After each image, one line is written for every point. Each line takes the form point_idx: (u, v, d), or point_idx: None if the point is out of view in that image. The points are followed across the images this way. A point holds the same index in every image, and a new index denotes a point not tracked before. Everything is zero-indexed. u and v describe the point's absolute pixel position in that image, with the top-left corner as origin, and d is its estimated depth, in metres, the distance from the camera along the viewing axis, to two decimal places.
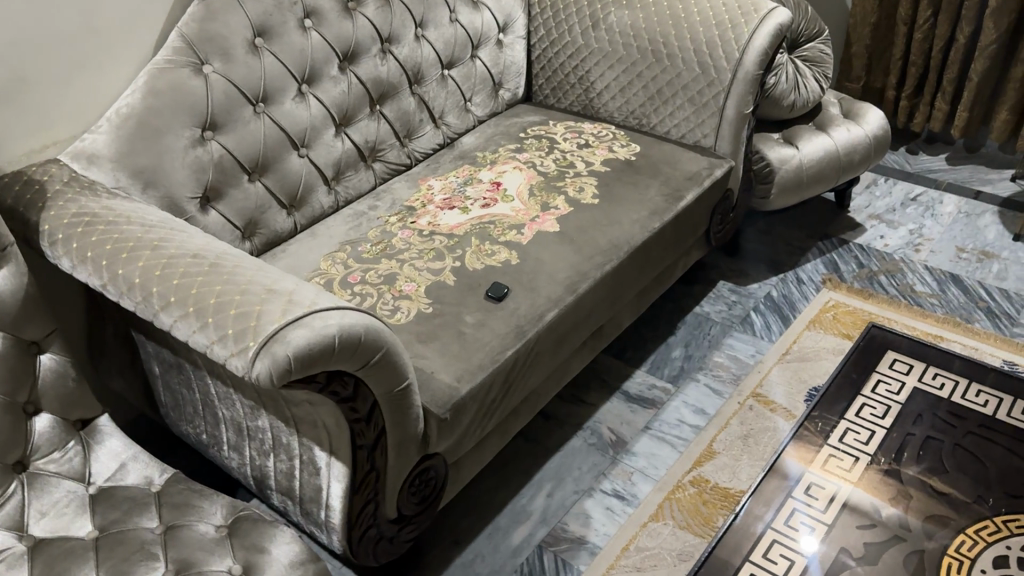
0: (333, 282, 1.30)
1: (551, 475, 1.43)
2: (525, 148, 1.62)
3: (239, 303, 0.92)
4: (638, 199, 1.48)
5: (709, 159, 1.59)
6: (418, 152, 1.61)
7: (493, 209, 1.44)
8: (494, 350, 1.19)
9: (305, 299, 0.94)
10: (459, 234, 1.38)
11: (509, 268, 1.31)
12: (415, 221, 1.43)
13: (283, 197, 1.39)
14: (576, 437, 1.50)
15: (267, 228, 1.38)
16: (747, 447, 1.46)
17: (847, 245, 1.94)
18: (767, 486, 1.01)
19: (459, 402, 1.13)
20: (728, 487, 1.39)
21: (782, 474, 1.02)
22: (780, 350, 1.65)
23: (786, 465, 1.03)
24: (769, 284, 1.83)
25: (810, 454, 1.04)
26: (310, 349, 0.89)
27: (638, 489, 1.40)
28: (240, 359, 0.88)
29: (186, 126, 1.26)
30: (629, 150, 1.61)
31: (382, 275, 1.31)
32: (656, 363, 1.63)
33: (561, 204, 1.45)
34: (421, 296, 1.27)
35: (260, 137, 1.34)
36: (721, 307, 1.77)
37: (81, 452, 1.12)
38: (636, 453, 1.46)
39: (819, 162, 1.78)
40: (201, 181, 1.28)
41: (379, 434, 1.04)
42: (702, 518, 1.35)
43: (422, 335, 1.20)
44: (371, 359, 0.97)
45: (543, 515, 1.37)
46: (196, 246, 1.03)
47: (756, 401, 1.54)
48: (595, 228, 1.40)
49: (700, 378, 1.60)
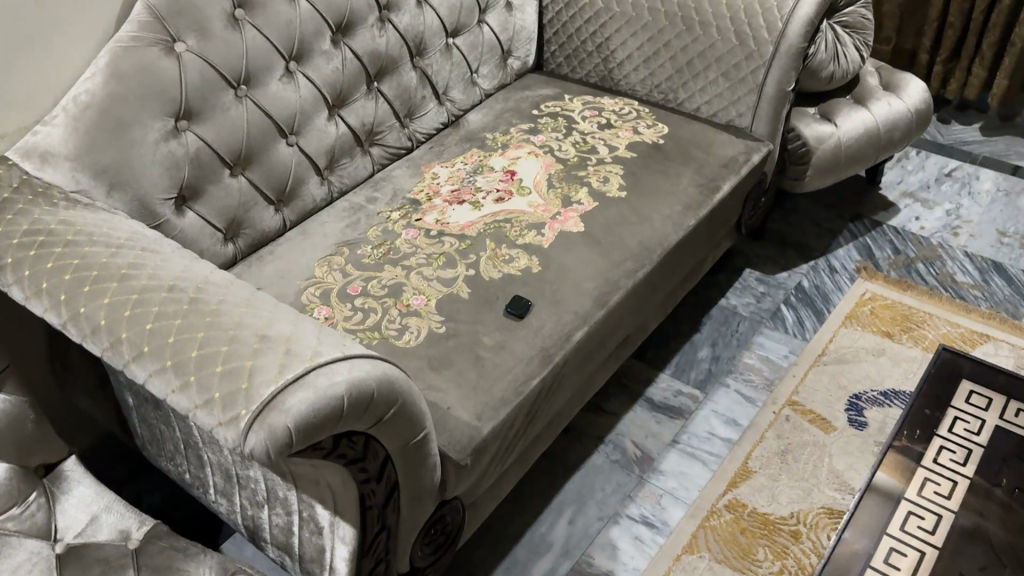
0: (331, 295, 1.15)
1: (572, 498, 1.30)
2: (540, 130, 1.45)
3: (227, 357, 0.77)
4: (670, 191, 1.32)
5: (745, 142, 1.43)
6: (420, 134, 1.44)
7: (508, 204, 1.27)
8: (519, 379, 1.04)
9: (305, 350, 0.78)
10: (472, 235, 1.22)
11: (531, 277, 1.16)
12: (421, 218, 1.26)
13: (269, 191, 1.22)
14: (598, 452, 1.37)
15: (252, 227, 1.22)
16: (785, 465, 1.34)
17: (880, 227, 1.80)
18: (864, 508, 0.92)
19: (480, 444, 0.99)
20: (766, 512, 1.28)
21: (880, 496, 0.93)
22: (815, 352, 1.52)
23: (882, 485, 0.94)
24: (800, 272, 1.69)
25: (904, 475, 0.95)
26: (315, 417, 0.73)
27: (668, 514, 1.28)
28: (230, 431, 0.73)
29: (157, 116, 1.08)
30: (656, 131, 1.45)
31: (387, 285, 1.15)
32: (681, 366, 1.50)
33: (584, 197, 1.29)
34: (433, 311, 1.11)
35: (243, 125, 1.16)
36: (749, 300, 1.63)
37: (45, 505, 0.97)
38: (665, 472, 1.34)
39: (857, 141, 1.62)
40: (176, 178, 1.11)
41: (391, 490, 0.90)
42: (741, 550, 1.23)
43: (435, 361, 1.05)
44: (385, 414, 0.83)
45: (564, 546, 1.24)
46: (173, 276, 0.87)
47: (792, 410, 1.42)
48: (624, 227, 1.25)
49: (730, 383, 1.47)
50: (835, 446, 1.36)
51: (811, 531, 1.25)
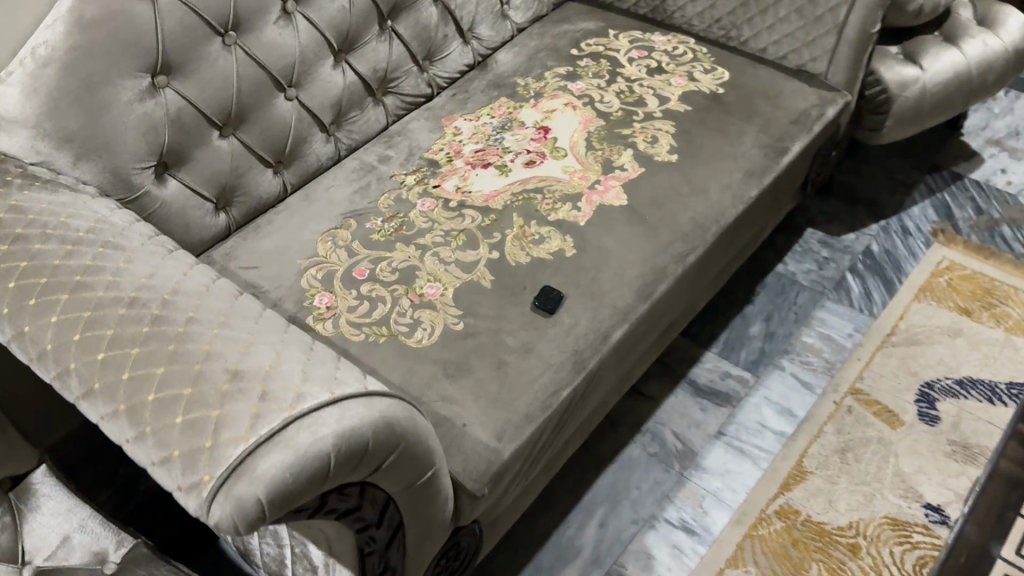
0: (335, 279, 1.00)
1: (604, 497, 1.18)
2: (579, 75, 1.26)
3: (189, 403, 0.63)
4: (728, 154, 1.14)
5: (818, 92, 1.23)
6: (441, 79, 1.26)
7: (540, 170, 1.11)
8: (546, 390, 0.90)
9: (286, 393, 0.64)
10: (498, 207, 1.06)
11: (564, 262, 1.00)
12: (440, 184, 1.10)
13: (265, 153, 1.07)
14: (634, 444, 1.24)
15: (247, 194, 1.07)
16: (845, 466, 1.20)
17: (961, 181, 1.60)
18: None
19: (500, 470, 0.85)
20: (821, 522, 1.14)
21: None
22: (882, 331, 1.35)
23: None
24: (868, 234, 1.51)
25: None
26: (294, 484, 0.60)
27: (711, 519, 1.15)
28: (192, 499, 0.60)
29: (129, 72, 0.92)
30: (714, 78, 1.25)
31: (398, 269, 1.00)
32: (731, 344, 1.35)
33: (628, 162, 1.12)
34: (449, 302, 0.97)
35: (231, 79, 0.99)
36: (809, 266, 1.46)
37: (11, 524, 0.87)
38: (709, 469, 1.20)
39: (945, 85, 1.41)
40: (155, 144, 0.95)
41: (395, 532, 0.78)
42: (792, 565, 1.10)
43: (450, 366, 0.91)
44: (384, 462, 0.69)
45: (594, 553, 1.13)
46: (136, 285, 0.73)
47: (855, 401, 1.27)
48: (674, 201, 1.08)
49: (785, 365, 1.32)
50: (902, 444, 1.22)
51: (871, 545, 1.12)
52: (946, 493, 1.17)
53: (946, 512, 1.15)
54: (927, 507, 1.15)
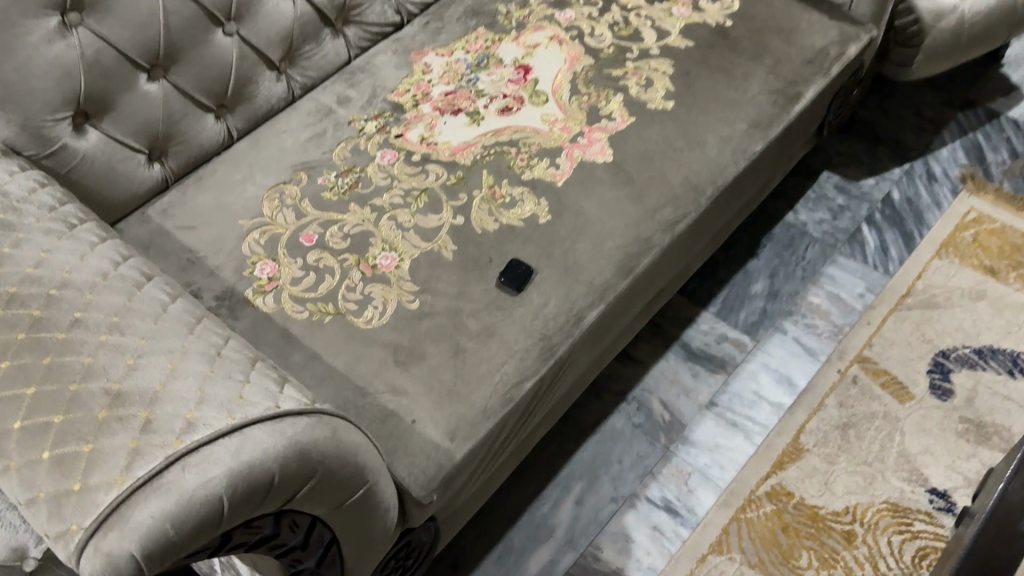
0: (280, 245, 0.90)
1: (583, 472, 1.10)
2: (569, 5, 1.12)
3: (59, 434, 0.54)
4: (732, 101, 1.00)
5: (840, 27, 1.08)
6: (411, 6, 1.12)
7: (516, 118, 0.98)
8: (508, 381, 0.80)
9: (174, 421, 0.55)
10: (465, 162, 0.94)
11: (536, 230, 0.89)
12: (403, 132, 0.98)
13: (203, 96, 0.95)
14: (618, 413, 1.14)
15: (183, 142, 0.95)
16: (846, 443, 1.11)
17: (996, 119, 1.45)
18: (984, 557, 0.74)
19: (452, 474, 0.76)
20: (816, 505, 1.06)
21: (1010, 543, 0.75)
22: (896, 292, 1.24)
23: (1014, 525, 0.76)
24: (890, 178, 1.37)
25: None
26: (175, 536, 0.51)
27: (697, 499, 1.07)
28: (59, 549, 0.52)
29: (32, 10, 0.79)
30: (722, 7, 1.10)
31: (350, 234, 0.90)
32: (730, 303, 1.24)
33: (616, 110, 0.99)
34: (405, 275, 0.86)
35: (157, 15, 0.87)
36: (822, 215, 1.34)
37: None
38: (698, 444, 1.12)
39: (987, 15, 1.24)
40: (69, 91, 0.83)
41: (326, 550, 0.69)
42: (781, 553, 1.03)
43: (402, 352, 0.82)
44: (299, 491, 0.60)
45: (568, 534, 1.05)
46: (19, 278, 0.63)
47: (861, 370, 1.17)
48: (666, 157, 0.95)
49: (788, 329, 1.21)
50: (909, 420, 1.12)
51: (868, 534, 1.04)
52: (953, 477, 1.07)
53: (952, 499, 1.06)
54: (932, 493, 1.06)
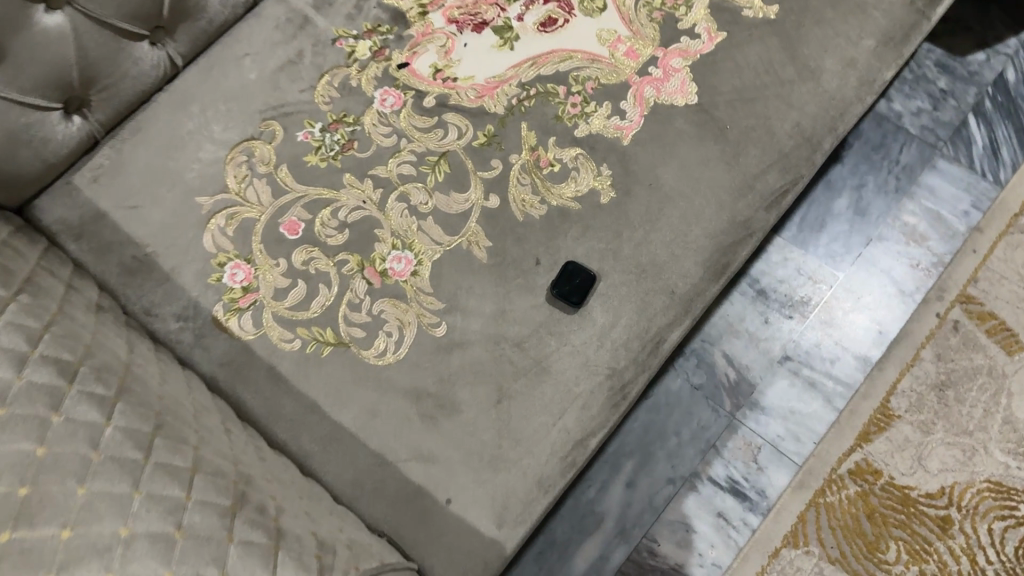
0: (254, 237, 0.67)
1: (634, 446, 0.94)
2: None
3: None
4: (855, 4, 0.73)
5: None
6: None
7: (562, 37, 0.72)
8: (568, 439, 0.62)
9: None
10: (497, 111, 0.69)
11: (597, 216, 0.66)
12: (409, 59, 0.72)
13: (130, 23, 0.66)
14: (674, 373, 0.97)
15: (110, 85, 0.68)
16: (944, 407, 0.94)
17: None
18: None
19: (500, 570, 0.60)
20: (907, 486, 0.91)
21: None
22: (1010, 211, 1.02)
23: None
24: (1007, 51, 1.10)
25: None
26: None
27: (768, 479, 0.92)
28: None
29: None
30: None
31: (348, 223, 0.67)
32: (809, 226, 1.03)
33: (701, 21, 0.72)
34: (426, 286, 0.65)
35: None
36: (921, 105, 1.08)
37: None
38: (770, 410, 0.95)
39: None
40: None
41: None
42: (865, 545, 0.89)
43: (427, 401, 0.62)
44: None
45: (619, 524, 0.91)
46: None
47: (964, 312, 0.98)
48: (769, 95, 0.70)
49: (878, 260, 1.01)
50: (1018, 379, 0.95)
51: (966, 521, 0.89)
52: None
53: None
54: None
